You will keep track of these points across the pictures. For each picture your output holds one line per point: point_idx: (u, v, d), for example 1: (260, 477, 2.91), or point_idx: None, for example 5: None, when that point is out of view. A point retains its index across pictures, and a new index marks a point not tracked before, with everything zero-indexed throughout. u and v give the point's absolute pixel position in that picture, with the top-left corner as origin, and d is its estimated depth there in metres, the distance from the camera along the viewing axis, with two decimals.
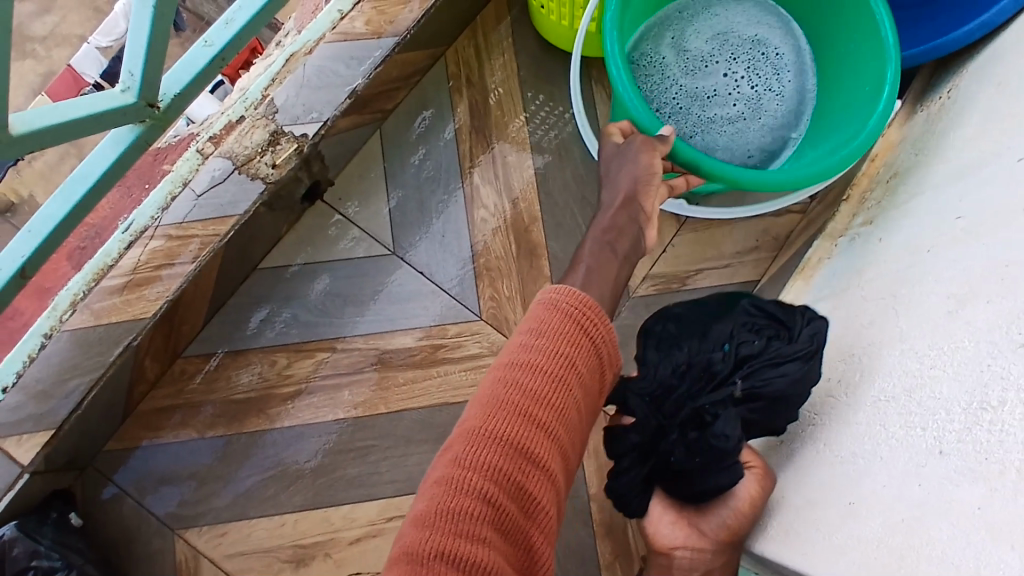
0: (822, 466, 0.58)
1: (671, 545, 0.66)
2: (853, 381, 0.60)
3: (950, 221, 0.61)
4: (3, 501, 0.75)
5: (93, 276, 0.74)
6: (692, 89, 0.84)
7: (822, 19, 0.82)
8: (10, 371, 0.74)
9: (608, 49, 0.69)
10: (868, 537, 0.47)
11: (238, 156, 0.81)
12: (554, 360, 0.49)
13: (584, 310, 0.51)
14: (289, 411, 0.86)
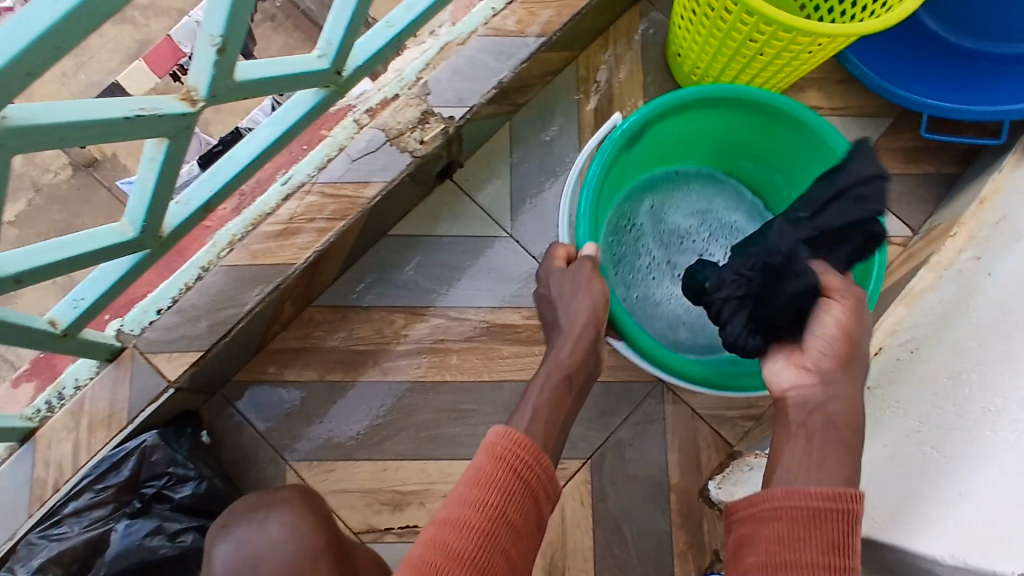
0: (928, 465, 0.61)
1: (783, 386, 0.65)
2: (961, 396, 0.63)
3: None
4: (147, 410, 0.80)
5: (252, 221, 0.85)
6: (662, 261, 0.95)
7: None
8: (167, 297, 0.82)
9: (590, 175, 0.76)
10: (972, 522, 0.51)
11: (391, 130, 0.89)
12: (483, 511, 0.56)
13: (512, 461, 0.58)
14: (402, 368, 0.93)
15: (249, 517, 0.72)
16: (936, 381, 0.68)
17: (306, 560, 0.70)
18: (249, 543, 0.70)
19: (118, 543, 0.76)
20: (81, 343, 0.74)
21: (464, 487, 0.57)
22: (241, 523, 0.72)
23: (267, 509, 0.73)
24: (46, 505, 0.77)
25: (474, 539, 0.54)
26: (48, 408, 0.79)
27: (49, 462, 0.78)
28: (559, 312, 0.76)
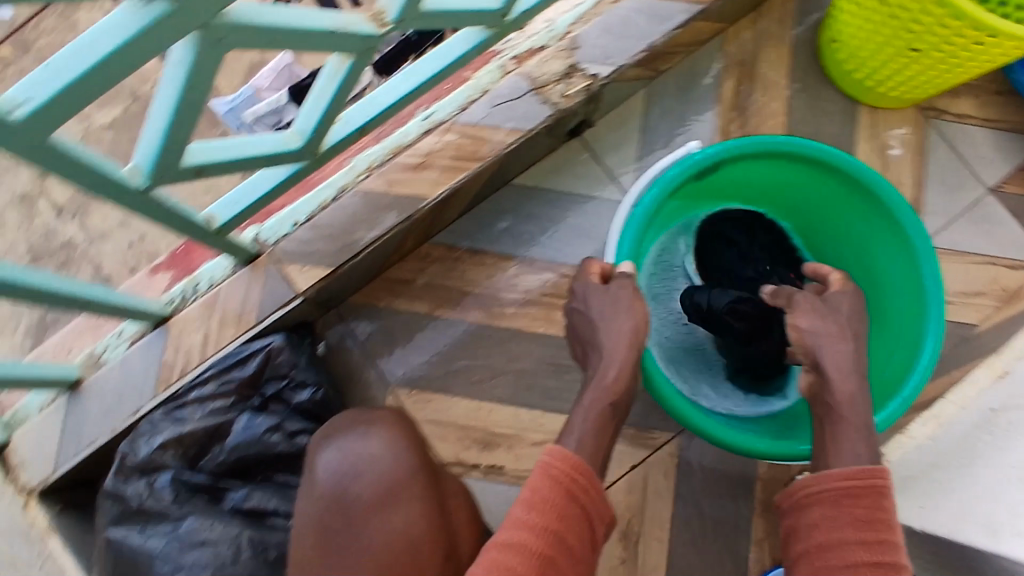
0: None
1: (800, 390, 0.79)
2: None
3: None
4: (274, 315, 0.84)
5: (392, 150, 0.87)
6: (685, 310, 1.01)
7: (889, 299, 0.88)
8: (304, 212, 0.85)
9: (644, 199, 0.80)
10: None
11: (536, 80, 0.89)
12: (542, 535, 0.57)
13: (570, 480, 0.61)
14: (509, 314, 0.95)
15: (355, 430, 0.64)
16: None
17: (407, 484, 0.61)
18: (351, 453, 0.62)
19: (238, 432, 0.79)
20: (227, 242, 0.78)
21: (519, 512, 0.58)
22: (348, 433, 0.64)
23: (368, 424, 0.64)
24: (170, 389, 0.82)
25: (539, 564, 0.55)
26: (181, 300, 0.83)
27: (178, 349, 0.82)
28: (598, 330, 0.75)
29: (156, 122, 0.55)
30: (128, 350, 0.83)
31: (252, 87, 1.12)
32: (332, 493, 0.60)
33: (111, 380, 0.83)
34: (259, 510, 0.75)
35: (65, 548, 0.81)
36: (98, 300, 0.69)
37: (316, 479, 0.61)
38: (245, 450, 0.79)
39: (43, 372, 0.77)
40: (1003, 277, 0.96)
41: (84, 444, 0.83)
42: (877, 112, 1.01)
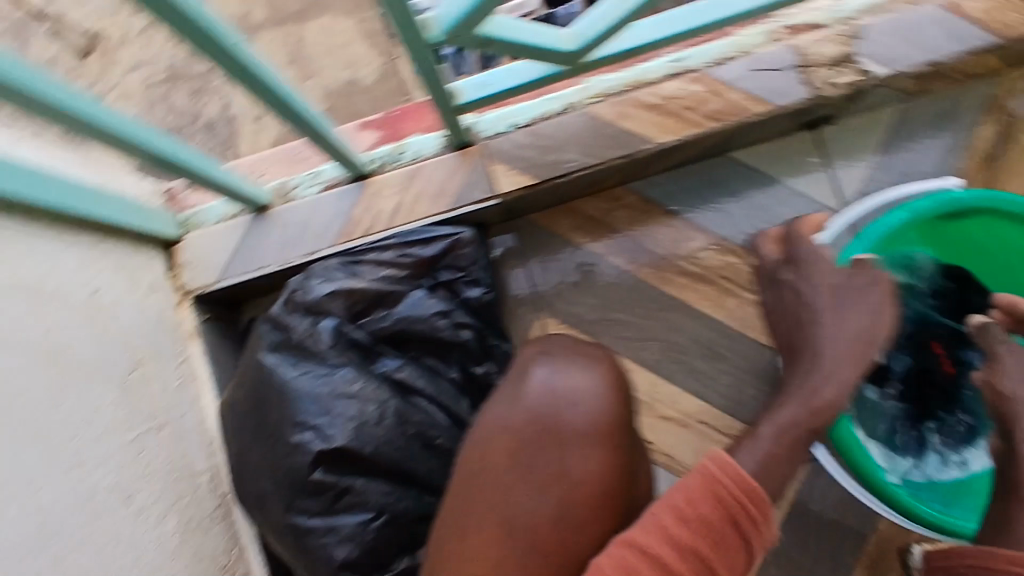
0: None
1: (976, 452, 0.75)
2: None
3: None
4: (465, 208, 0.83)
5: (631, 83, 0.83)
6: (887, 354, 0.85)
7: None
8: (526, 116, 0.83)
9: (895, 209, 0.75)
10: None
11: (805, 58, 0.83)
12: (686, 549, 0.54)
13: (733, 502, 0.56)
14: (680, 284, 0.92)
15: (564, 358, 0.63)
16: None
17: (609, 431, 0.60)
18: (569, 380, 0.61)
19: (410, 307, 0.80)
20: (454, 122, 0.75)
21: (662, 510, 0.55)
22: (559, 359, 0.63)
23: (588, 358, 0.64)
24: (349, 244, 0.83)
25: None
26: (383, 162, 0.84)
27: (369, 208, 0.83)
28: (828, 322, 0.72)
29: None
30: (320, 193, 0.84)
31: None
32: (541, 408, 0.60)
33: (296, 216, 0.83)
34: (412, 387, 0.77)
35: (201, 358, 0.84)
36: (314, 124, 0.68)
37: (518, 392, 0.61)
38: (411, 326, 0.79)
39: (237, 183, 0.78)
40: None
41: (253, 268, 0.84)
42: None
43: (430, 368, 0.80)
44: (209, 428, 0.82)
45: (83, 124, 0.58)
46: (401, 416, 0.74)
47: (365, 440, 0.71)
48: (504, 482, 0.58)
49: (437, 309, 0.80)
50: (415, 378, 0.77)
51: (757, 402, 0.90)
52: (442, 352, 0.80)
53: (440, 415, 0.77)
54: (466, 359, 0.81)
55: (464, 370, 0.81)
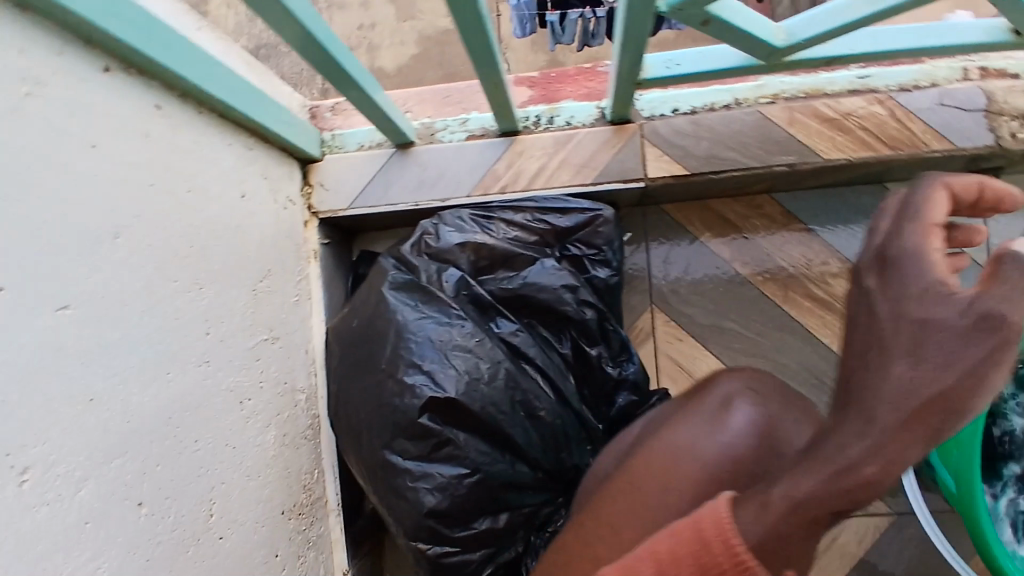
0: None
1: None
2: None
3: None
4: (612, 186, 0.80)
5: (808, 91, 0.80)
6: None
7: None
8: (689, 103, 0.80)
9: None
10: None
11: (996, 102, 0.78)
12: None
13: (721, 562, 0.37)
14: (801, 307, 0.88)
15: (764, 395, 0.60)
16: None
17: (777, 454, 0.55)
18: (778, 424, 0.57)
19: (541, 275, 0.78)
20: (628, 96, 0.73)
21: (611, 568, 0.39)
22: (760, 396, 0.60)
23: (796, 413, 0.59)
24: (485, 198, 0.82)
25: None
26: (535, 122, 0.82)
27: (512, 166, 0.81)
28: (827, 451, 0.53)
29: None
30: (465, 141, 0.83)
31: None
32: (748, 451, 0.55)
33: (439, 158, 0.83)
34: (526, 354, 0.76)
35: (318, 278, 0.84)
36: (500, 75, 0.66)
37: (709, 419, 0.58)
38: (537, 294, 0.78)
39: (397, 117, 0.77)
40: None
41: (385, 203, 0.84)
42: None
43: (543, 337, 0.79)
44: (313, 347, 0.82)
45: (279, 9, 0.56)
46: (512, 378, 0.73)
47: (475, 398, 0.70)
48: (673, 505, 0.54)
49: (566, 284, 0.78)
50: (528, 346, 0.76)
51: None
52: (557, 324, 0.79)
53: (546, 386, 0.76)
54: (580, 339, 0.80)
55: (575, 345, 0.80)
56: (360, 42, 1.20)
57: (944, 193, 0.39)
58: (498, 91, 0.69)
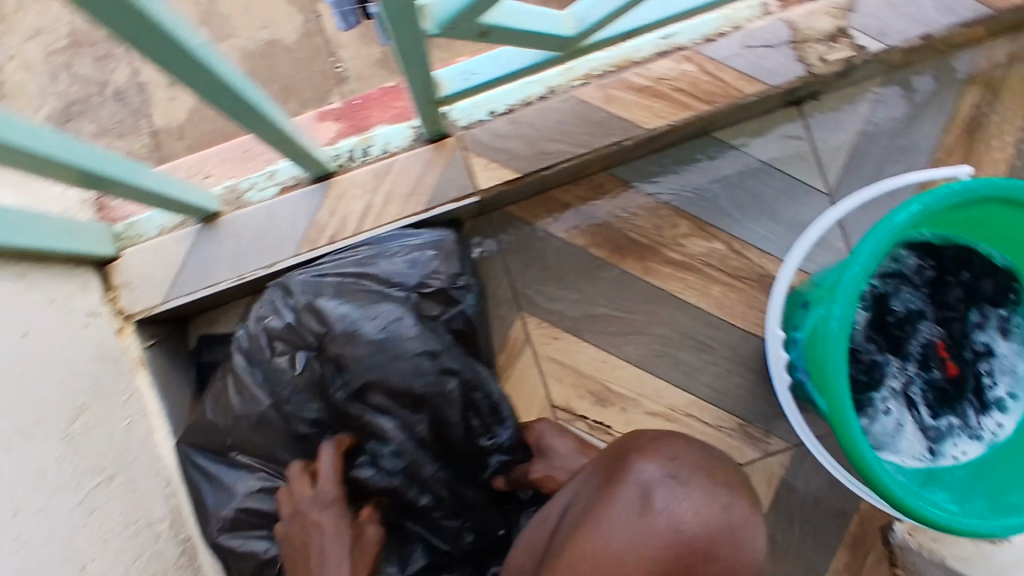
0: None
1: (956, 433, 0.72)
2: None
3: None
4: (445, 208, 0.75)
5: (618, 62, 0.77)
6: (876, 345, 0.73)
7: None
8: (504, 102, 0.76)
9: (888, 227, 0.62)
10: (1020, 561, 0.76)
11: (799, 32, 0.78)
12: None
13: None
14: (664, 274, 0.88)
15: (695, 474, 0.51)
16: None
17: None
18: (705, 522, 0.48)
19: (374, 364, 0.68)
20: (434, 114, 0.67)
21: None
22: (683, 478, 0.50)
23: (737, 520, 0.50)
24: (315, 253, 0.74)
25: None
26: (349, 158, 0.75)
27: (334, 211, 0.74)
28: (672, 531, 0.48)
29: None
30: (277, 197, 0.75)
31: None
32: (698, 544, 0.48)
33: (252, 224, 0.74)
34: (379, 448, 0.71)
35: (150, 389, 0.75)
36: (276, 123, 0.59)
37: (631, 516, 0.49)
38: (378, 381, 0.68)
39: (182, 194, 0.68)
40: None
41: (204, 285, 0.76)
42: None
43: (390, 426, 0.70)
44: (166, 464, 0.74)
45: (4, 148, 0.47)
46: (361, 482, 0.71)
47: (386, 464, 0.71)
48: None
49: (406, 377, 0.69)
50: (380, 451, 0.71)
51: (742, 390, 0.89)
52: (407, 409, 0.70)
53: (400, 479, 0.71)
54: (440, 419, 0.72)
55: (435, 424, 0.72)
56: None
57: (336, 457, 0.70)
58: (282, 138, 0.62)
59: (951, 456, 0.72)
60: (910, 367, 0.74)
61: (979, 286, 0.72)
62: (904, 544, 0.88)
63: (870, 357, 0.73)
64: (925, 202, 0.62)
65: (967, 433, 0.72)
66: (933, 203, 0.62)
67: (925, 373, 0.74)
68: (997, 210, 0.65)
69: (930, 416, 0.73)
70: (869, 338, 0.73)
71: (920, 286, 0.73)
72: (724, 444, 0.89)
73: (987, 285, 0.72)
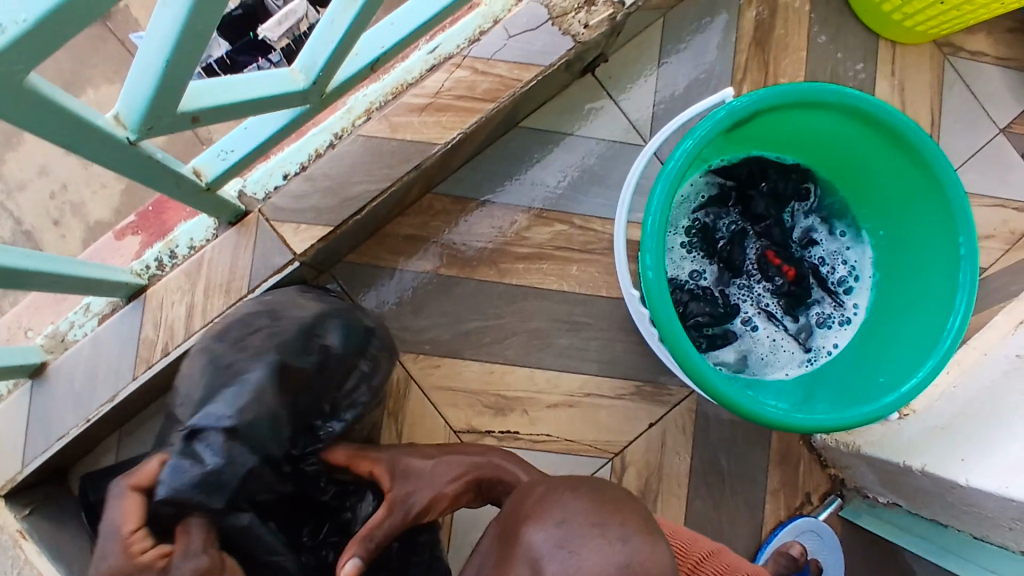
0: (982, 453, 0.69)
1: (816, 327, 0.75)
2: (1003, 404, 0.72)
3: (1009, 355, 0.78)
4: (270, 282, 0.74)
5: (393, 90, 0.77)
6: (715, 275, 0.76)
7: (885, 190, 0.71)
8: (295, 162, 0.75)
9: (672, 167, 0.63)
10: (909, 432, 0.79)
11: (554, 7, 0.79)
12: None
13: None
14: (519, 270, 0.89)
15: (587, 530, 0.42)
16: (984, 402, 0.74)
17: None
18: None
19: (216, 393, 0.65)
20: (215, 200, 0.67)
21: None
22: (575, 540, 0.42)
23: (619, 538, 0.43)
24: (152, 368, 0.73)
25: None
26: (159, 265, 0.73)
27: (160, 322, 0.73)
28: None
29: (151, 50, 0.44)
30: (98, 327, 0.73)
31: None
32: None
33: (80, 363, 0.73)
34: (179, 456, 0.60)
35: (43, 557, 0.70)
36: (41, 271, 0.58)
37: None
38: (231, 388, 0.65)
39: (5, 360, 0.67)
40: (1013, 220, 0.96)
41: (55, 437, 0.73)
42: (894, 48, 0.96)
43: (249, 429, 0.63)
44: None
45: None
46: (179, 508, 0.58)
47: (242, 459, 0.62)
48: None
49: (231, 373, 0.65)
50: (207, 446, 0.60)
51: (630, 353, 0.90)
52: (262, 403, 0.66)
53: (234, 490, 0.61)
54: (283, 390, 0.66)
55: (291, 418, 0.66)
56: (60, 209, 0.94)
57: (135, 494, 0.57)
58: (82, 280, 0.65)
59: (824, 349, 0.75)
60: (756, 284, 0.77)
61: (781, 189, 0.75)
62: (824, 445, 0.90)
63: (715, 289, 0.76)
64: (699, 132, 0.63)
65: (831, 325, 0.75)
66: (707, 133, 0.63)
67: (771, 284, 0.76)
68: (771, 119, 0.68)
69: (795, 321, 0.75)
70: (706, 275, 0.76)
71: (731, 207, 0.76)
72: (629, 409, 0.90)
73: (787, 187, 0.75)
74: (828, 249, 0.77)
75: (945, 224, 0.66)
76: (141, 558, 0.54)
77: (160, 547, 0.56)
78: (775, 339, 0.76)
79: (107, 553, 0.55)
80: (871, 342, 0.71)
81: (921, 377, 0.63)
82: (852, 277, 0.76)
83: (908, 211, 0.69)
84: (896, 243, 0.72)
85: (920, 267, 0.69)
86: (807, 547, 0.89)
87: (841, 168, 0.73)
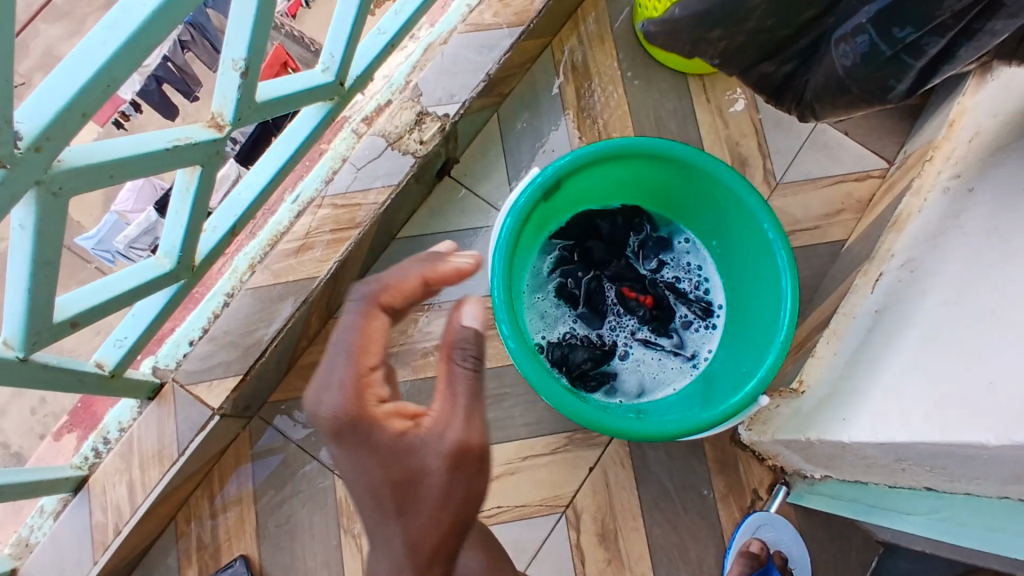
0: (854, 409, 0.75)
1: (687, 343, 0.84)
2: (869, 362, 0.78)
3: (871, 312, 0.83)
4: (197, 440, 0.81)
5: (269, 241, 0.86)
6: (583, 323, 0.85)
7: (707, 208, 0.80)
8: (199, 326, 0.84)
9: (496, 244, 0.71)
10: (806, 409, 0.85)
11: (390, 134, 0.90)
12: None
13: None
14: (432, 363, 0.97)
15: None
16: (857, 365, 0.80)
17: None
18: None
19: None
20: (124, 383, 0.76)
21: None
22: None
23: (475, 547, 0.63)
24: (110, 549, 0.79)
25: None
26: (96, 453, 0.81)
27: (106, 506, 0.79)
28: None
29: (15, 285, 0.53)
30: (55, 525, 0.80)
31: (117, 213, 1.20)
32: None
33: (45, 564, 0.79)
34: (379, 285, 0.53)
35: None
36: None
37: None
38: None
39: None
40: (855, 191, 1.07)
41: None
42: (704, 79, 1.08)
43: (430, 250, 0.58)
44: None
45: None
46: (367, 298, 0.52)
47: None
48: None
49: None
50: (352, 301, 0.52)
51: (554, 410, 0.97)
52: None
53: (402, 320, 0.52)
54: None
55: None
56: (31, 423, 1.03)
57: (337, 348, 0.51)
58: (32, 484, 0.71)
59: (703, 354, 0.83)
60: (624, 319, 0.86)
61: (614, 235, 0.85)
62: (751, 440, 0.95)
63: (586, 338, 0.84)
64: (506, 233, 0.71)
65: (699, 327, 0.84)
66: (519, 243, 0.77)
67: (637, 315, 0.85)
68: (582, 181, 0.78)
69: (670, 338, 0.84)
70: (575, 324, 0.85)
71: (578, 261, 0.85)
72: (567, 461, 0.96)
73: (619, 231, 0.85)
74: (678, 265, 0.87)
75: (750, 221, 0.75)
76: (377, 410, 0.50)
77: (398, 406, 0.51)
78: (660, 359, 0.84)
79: (339, 374, 0.50)
80: (736, 341, 0.80)
81: (772, 356, 0.70)
82: (703, 282, 0.86)
83: (729, 219, 0.78)
84: (729, 249, 0.81)
85: (756, 266, 0.77)
86: (767, 541, 0.94)
87: (662, 199, 0.83)
